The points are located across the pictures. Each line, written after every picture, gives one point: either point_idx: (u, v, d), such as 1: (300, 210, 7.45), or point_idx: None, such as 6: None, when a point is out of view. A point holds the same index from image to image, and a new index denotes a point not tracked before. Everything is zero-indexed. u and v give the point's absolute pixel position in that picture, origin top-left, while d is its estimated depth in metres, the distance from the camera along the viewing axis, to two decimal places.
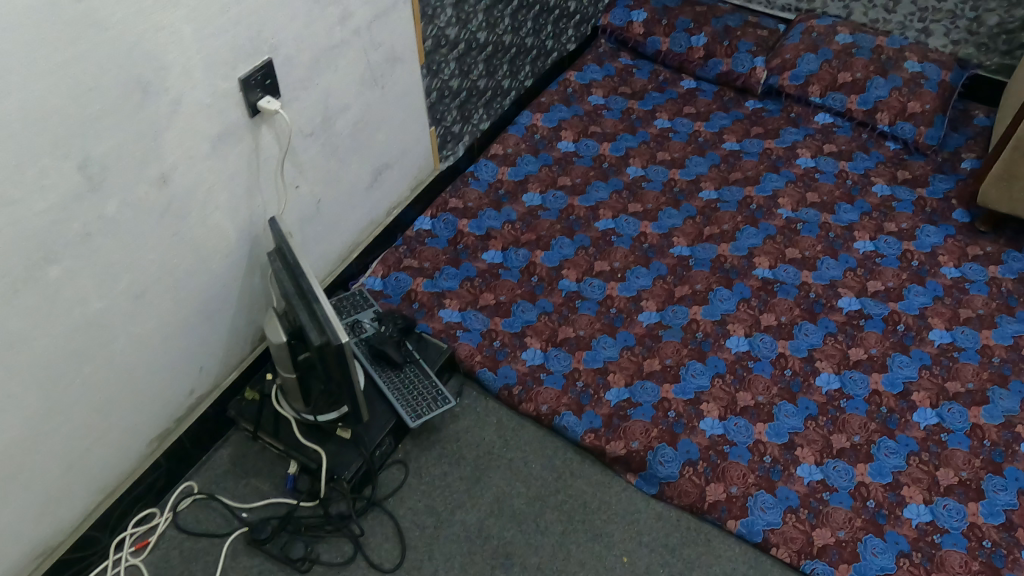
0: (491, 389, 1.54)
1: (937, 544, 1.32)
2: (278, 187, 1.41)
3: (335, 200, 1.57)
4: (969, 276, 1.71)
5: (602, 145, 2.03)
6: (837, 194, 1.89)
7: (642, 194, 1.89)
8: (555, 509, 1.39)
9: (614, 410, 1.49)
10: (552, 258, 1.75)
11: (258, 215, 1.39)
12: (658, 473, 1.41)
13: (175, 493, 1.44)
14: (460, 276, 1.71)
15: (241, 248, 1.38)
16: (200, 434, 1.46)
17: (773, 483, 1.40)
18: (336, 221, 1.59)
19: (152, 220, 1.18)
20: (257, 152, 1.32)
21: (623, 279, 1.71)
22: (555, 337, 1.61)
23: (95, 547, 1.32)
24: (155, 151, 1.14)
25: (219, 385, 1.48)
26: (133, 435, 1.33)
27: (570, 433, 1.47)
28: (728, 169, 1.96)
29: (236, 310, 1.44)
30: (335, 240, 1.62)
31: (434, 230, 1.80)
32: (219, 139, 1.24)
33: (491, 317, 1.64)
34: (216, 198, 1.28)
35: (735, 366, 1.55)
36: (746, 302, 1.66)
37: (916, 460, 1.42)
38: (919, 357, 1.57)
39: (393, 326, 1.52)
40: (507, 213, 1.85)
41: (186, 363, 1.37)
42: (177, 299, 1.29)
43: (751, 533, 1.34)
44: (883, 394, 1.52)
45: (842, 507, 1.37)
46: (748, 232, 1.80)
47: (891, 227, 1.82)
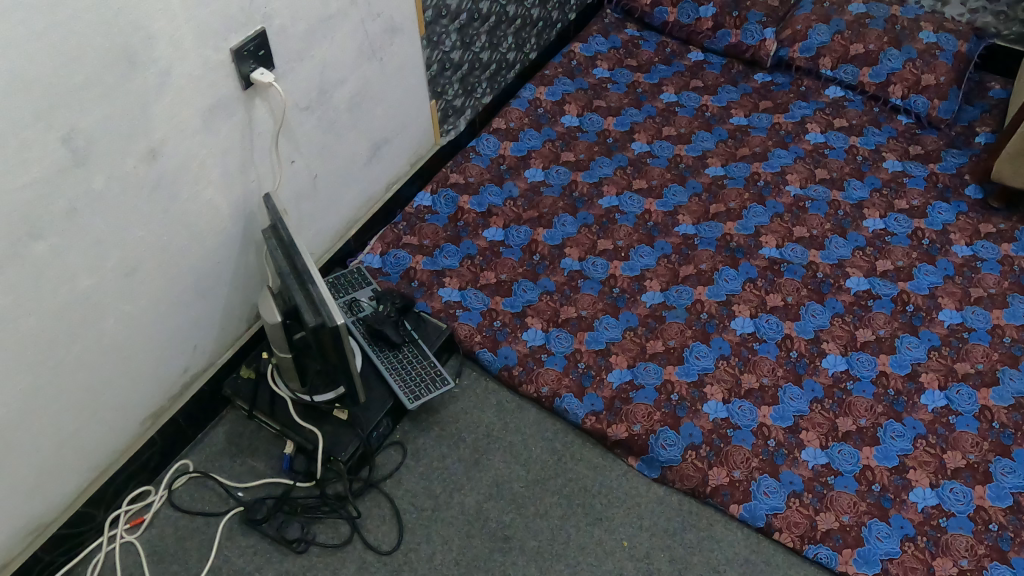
0: (491, 368, 1.68)
1: (943, 528, 1.42)
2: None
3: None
4: (970, 325, 1.71)
5: (575, 174, 2.06)
6: (828, 228, 1.91)
7: (698, 258, 1.86)
8: (555, 492, 1.52)
9: (632, 408, 1.60)
10: (599, 339, 1.71)
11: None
12: (661, 456, 1.53)
13: (196, 494, 1.43)
14: (500, 362, 1.68)
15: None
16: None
17: (777, 467, 1.51)
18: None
19: (138, 197, 1.22)
20: (274, 122, 1.16)
21: (682, 361, 1.67)
22: (642, 451, 1.55)
23: (44, 532, 1.33)
24: (137, 122, 1.16)
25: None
26: (32, 433, 1.18)
27: (671, 456, 1.53)
28: (709, 201, 1.99)
29: (262, 315, 1.27)
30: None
31: (465, 303, 1.78)
32: (209, 113, 1.28)
33: (558, 389, 1.64)
34: (202, 151, 1.10)
35: (814, 483, 1.49)
36: (819, 402, 1.60)
37: (922, 444, 1.53)
38: (913, 425, 1.56)
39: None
40: (546, 284, 1.82)
41: (182, 351, 1.21)
42: (124, 266, 1.11)
43: (754, 518, 1.45)
44: (890, 378, 1.63)
45: (847, 492, 1.48)
46: (726, 275, 1.82)
47: (885, 265, 1.83)
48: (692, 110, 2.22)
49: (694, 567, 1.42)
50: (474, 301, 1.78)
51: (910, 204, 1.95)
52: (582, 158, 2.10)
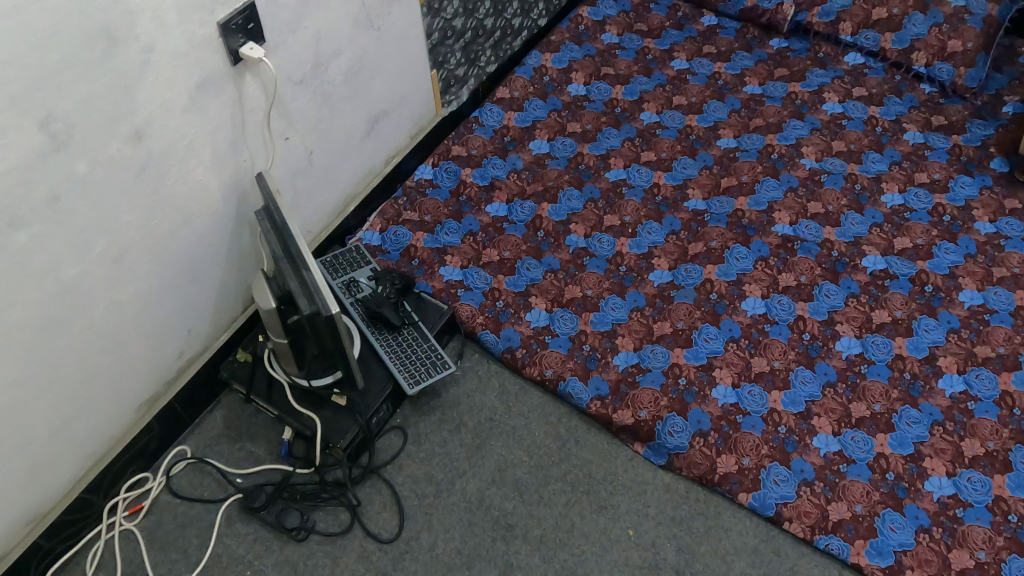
0: (452, 239, 1.57)
1: (842, 474, 1.33)
2: (266, 140, 1.31)
3: (331, 153, 1.46)
4: (912, 205, 1.67)
5: (544, 55, 1.94)
6: (785, 114, 1.84)
7: (659, 143, 1.76)
8: (492, 397, 1.41)
9: (572, 257, 1.55)
10: (559, 211, 1.62)
11: (245, 168, 1.30)
12: (609, 317, 1.47)
13: (169, 456, 1.39)
14: (462, 230, 1.58)
15: (227, 207, 1.30)
16: (188, 397, 1.39)
17: (718, 316, 1.47)
18: (334, 174, 1.49)
19: (125, 181, 1.09)
20: (241, 102, 1.23)
21: (633, 235, 1.59)
22: (562, 301, 1.49)
23: (88, 509, 1.28)
24: (127, 103, 1.05)
25: (210, 347, 1.41)
26: (121, 393, 1.26)
27: (615, 315, 1.47)
28: (673, 91, 1.88)
29: (225, 270, 1.36)
30: (333, 192, 1.51)
31: (436, 180, 1.66)
32: (198, 89, 1.14)
33: (494, 275, 1.52)
34: (199, 151, 1.20)
35: (751, 330, 1.46)
36: (764, 261, 1.56)
37: (854, 302, 1.53)
38: (848, 286, 1.55)
39: (392, 288, 1.42)
40: (514, 161, 1.70)
41: (175, 326, 1.30)
42: (160, 257, 1.21)
43: (655, 454, 1.34)
44: (835, 243, 1.61)
45: (753, 433, 1.35)
46: (684, 162, 1.72)
47: (840, 146, 1.78)
48: (665, 7, 2.10)
49: (619, 511, 1.30)
50: (446, 177, 1.67)
51: (869, 92, 1.89)
52: (554, 40, 1.98)
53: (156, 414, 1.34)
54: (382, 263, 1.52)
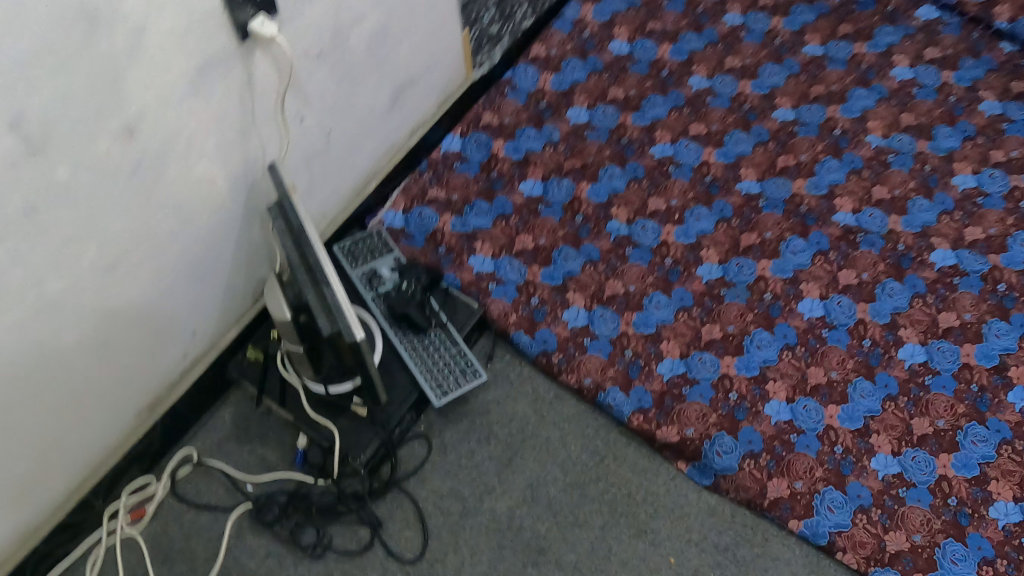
0: (483, 223, 1.43)
1: (901, 499, 1.23)
2: (279, 125, 1.17)
3: (352, 131, 1.32)
4: (986, 188, 1.52)
5: (583, 6, 1.75)
6: (849, 80, 1.67)
7: (709, 114, 1.60)
8: (525, 404, 1.31)
9: (614, 247, 1.42)
10: (600, 192, 1.48)
11: (256, 157, 1.16)
12: (653, 317, 1.35)
13: (174, 457, 1.29)
14: (494, 213, 1.44)
15: (235, 200, 1.17)
16: (193, 398, 1.29)
17: (772, 320, 1.35)
18: (354, 154, 1.35)
19: (115, 182, 0.96)
20: (250, 84, 1.08)
21: (680, 221, 1.45)
22: (602, 297, 1.36)
23: (86, 515, 1.20)
24: (115, 95, 0.90)
25: (217, 345, 1.30)
26: (120, 401, 1.16)
27: (661, 315, 1.35)
28: (725, 51, 1.71)
29: (233, 266, 1.24)
30: (352, 174, 1.37)
31: (464, 152, 1.52)
32: (200, 74, 0.99)
33: (528, 265, 1.39)
34: (203, 144, 1.06)
35: (807, 336, 1.35)
36: (823, 255, 1.43)
37: (920, 302, 1.40)
38: (913, 283, 1.42)
39: (417, 284, 1.29)
40: (550, 132, 1.55)
41: (178, 329, 1.19)
42: (160, 261, 1.09)
43: (700, 474, 1.24)
44: (901, 235, 1.47)
45: (807, 454, 1.25)
46: (736, 137, 1.57)
47: (908, 119, 1.61)
48: None
49: (660, 537, 1.20)
50: (476, 150, 1.52)
51: (942, 53, 1.71)
52: None
53: (159, 416, 1.25)
54: (405, 251, 1.40)
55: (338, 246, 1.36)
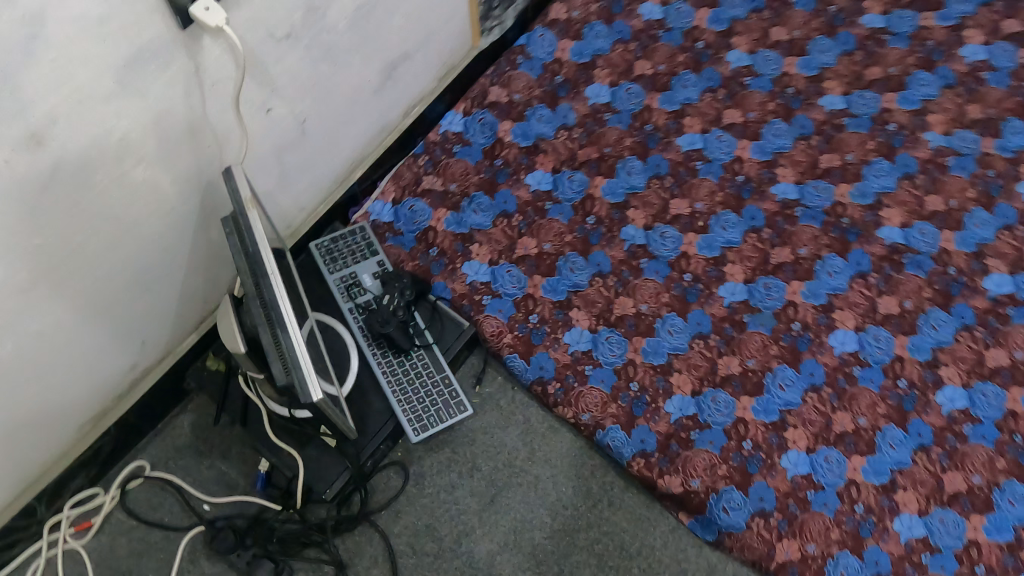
0: (482, 221, 1.27)
1: (923, 567, 1.09)
2: (241, 118, 0.97)
3: (333, 113, 1.12)
4: None
5: None
6: (910, 61, 1.44)
7: (747, 99, 1.40)
8: (514, 435, 1.19)
9: (627, 257, 1.26)
10: (616, 190, 1.31)
11: (212, 156, 0.96)
12: (666, 344, 1.21)
13: (125, 468, 1.16)
14: (495, 210, 1.28)
15: (188, 202, 0.97)
16: (146, 407, 1.14)
17: (798, 355, 1.21)
18: (336, 139, 1.16)
19: (23, 201, 0.78)
20: (199, 74, 0.87)
21: (705, 229, 1.29)
22: (609, 319, 1.22)
23: (27, 524, 1.08)
24: (11, 99, 0.71)
25: (173, 350, 1.12)
26: (54, 421, 1.02)
27: (675, 342, 1.21)
28: (772, 19, 1.49)
29: (189, 271, 1.05)
30: (334, 160, 1.18)
31: (466, 134, 1.34)
32: (129, 67, 0.79)
33: (529, 274, 1.24)
34: (141, 144, 0.86)
35: (835, 375, 1.20)
36: (862, 278, 1.26)
37: (966, 337, 1.22)
38: (960, 313, 1.24)
39: (402, 299, 1.13)
40: (565, 114, 1.37)
41: (121, 341, 1.02)
42: (91, 277, 0.92)
43: (704, 528, 1.13)
44: (953, 256, 1.28)
45: (823, 513, 1.12)
46: (776, 127, 1.38)
47: (976, 111, 1.39)
48: None
49: None
50: (479, 132, 1.34)
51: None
52: None
53: (104, 430, 1.09)
54: (391, 252, 1.23)
55: (315, 244, 1.19)
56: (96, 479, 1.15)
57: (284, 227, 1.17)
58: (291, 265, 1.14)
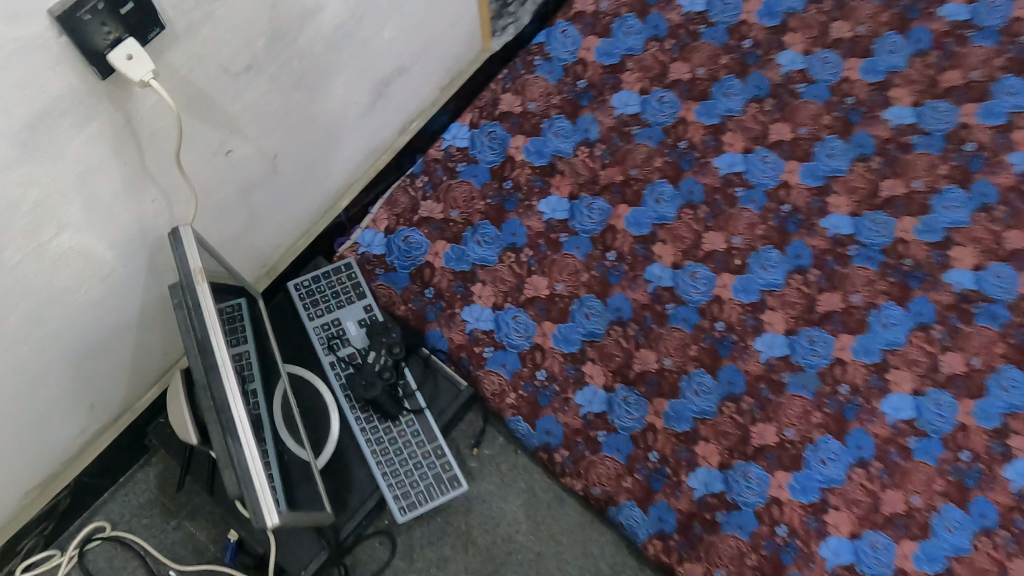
0: (486, 257, 1.12)
1: None
2: (192, 164, 0.82)
3: (312, 143, 0.98)
4: None
5: None
6: (999, 63, 1.20)
7: (799, 112, 1.21)
8: (514, 506, 1.06)
9: (651, 302, 1.12)
10: (642, 221, 1.15)
11: (159, 209, 0.82)
12: (692, 407, 1.06)
13: (83, 527, 1.03)
14: (502, 243, 1.13)
15: (133, 261, 0.83)
16: (101, 467, 1.00)
17: (844, 425, 1.04)
18: (317, 168, 1.02)
19: None
20: (129, 125, 0.72)
21: (742, 270, 1.13)
22: (627, 376, 1.08)
23: None
24: None
25: (132, 407, 0.99)
26: None
27: (701, 406, 1.06)
28: (834, 11, 1.28)
29: (141, 328, 0.91)
30: (316, 190, 1.04)
31: (472, 150, 1.19)
32: (34, 129, 0.64)
33: (539, 320, 1.09)
34: (63, 209, 0.71)
35: (887, 448, 1.02)
36: (924, 330, 1.08)
37: None
38: None
39: (389, 357, 0.99)
40: (587, 127, 1.21)
41: (65, 409, 0.88)
42: (15, 353, 0.76)
43: None
44: None
45: None
46: (831, 146, 1.19)
47: None
48: None
49: None
50: (487, 149, 1.19)
51: None
52: None
53: (52, 496, 0.96)
54: (381, 293, 1.10)
55: (294, 283, 1.05)
56: (51, 539, 1.01)
57: (260, 267, 1.03)
58: (264, 311, 1.01)
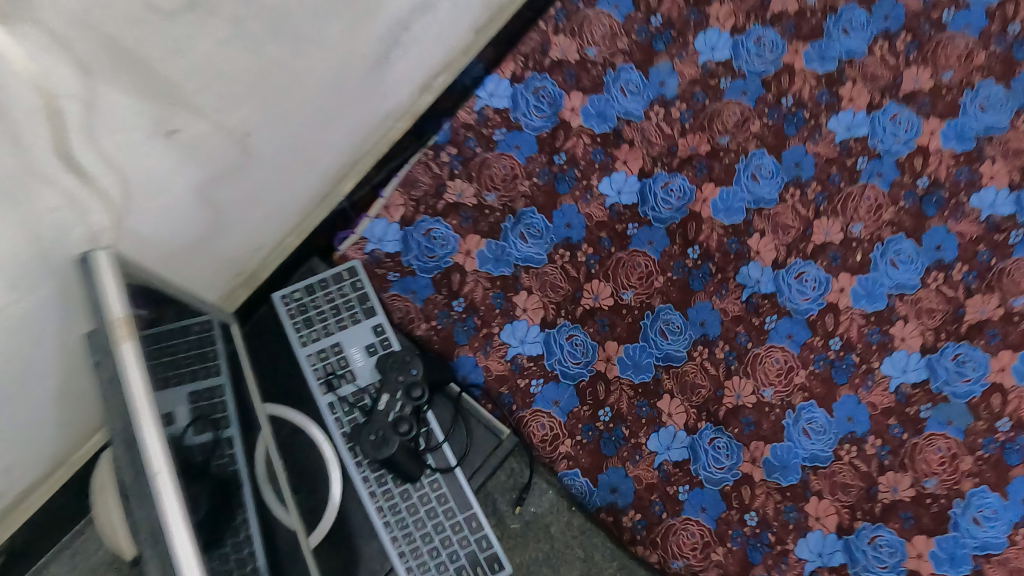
0: (534, 258, 0.88)
1: None
2: (114, 152, 0.52)
3: (295, 110, 0.69)
4: None
5: None
6: None
7: (943, 49, 0.92)
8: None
9: (747, 313, 0.87)
10: (733, 207, 0.90)
11: (64, 222, 0.52)
12: (801, 453, 0.83)
13: None
14: (554, 237, 0.89)
15: (32, 296, 0.54)
16: (37, 530, 0.77)
17: (1004, 475, 0.80)
18: (303, 143, 0.74)
19: None
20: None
21: (864, 267, 0.88)
22: (715, 413, 0.84)
23: None
24: None
25: (67, 459, 0.76)
26: None
27: (811, 452, 0.83)
28: None
29: (66, 376, 0.66)
30: (302, 170, 0.77)
31: (515, 112, 0.93)
32: None
33: (602, 338, 0.85)
34: None
35: None
36: None
37: None
38: None
39: (407, 404, 0.76)
40: (663, 79, 0.94)
41: None
42: None
43: None
44: None
45: None
46: (984, 96, 0.90)
47: None
48: None
49: None
50: (534, 111, 0.93)
51: None
52: None
53: None
54: (396, 306, 0.86)
55: (280, 296, 0.81)
56: None
57: (232, 273, 0.78)
58: (240, 340, 0.77)
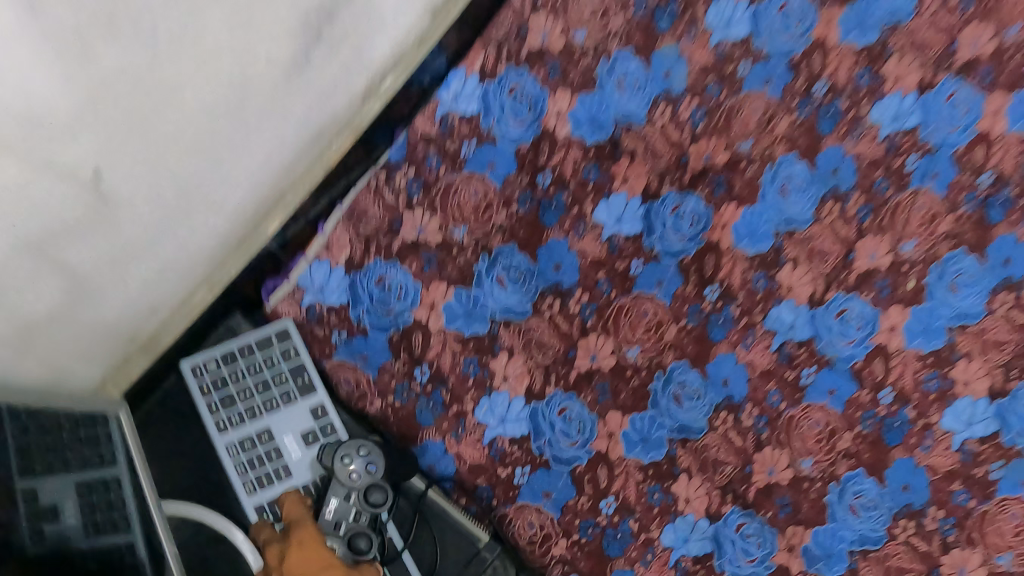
0: (517, 309, 0.73)
1: None
2: None
3: (186, 135, 0.49)
4: None
5: None
6: None
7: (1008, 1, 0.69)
8: None
9: (779, 367, 0.72)
10: (759, 231, 0.73)
11: None
12: (848, 534, 0.69)
13: None
14: (540, 283, 0.74)
15: None
16: None
17: None
18: (201, 175, 0.54)
19: None
20: None
21: (919, 300, 0.70)
22: (743, 496, 0.70)
23: None
24: None
25: None
26: None
27: (860, 533, 0.69)
28: None
29: None
30: (203, 206, 0.57)
31: (486, 120, 0.75)
32: None
33: (604, 407, 0.72)
34: None
35: None
36: None
37: None
38: None
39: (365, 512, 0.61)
40: (668, 69, 0.75)
41: None
42: None
43: None
44: None
45: None
46: None
47: None
48: None
49: None
50: (510, 118, 0.75)
51: None
52: None
53: None
54: (343, 376, 0.72)
55: (191, 366, 0.64)
56: None
57: (120, 340, 0.60)
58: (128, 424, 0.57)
